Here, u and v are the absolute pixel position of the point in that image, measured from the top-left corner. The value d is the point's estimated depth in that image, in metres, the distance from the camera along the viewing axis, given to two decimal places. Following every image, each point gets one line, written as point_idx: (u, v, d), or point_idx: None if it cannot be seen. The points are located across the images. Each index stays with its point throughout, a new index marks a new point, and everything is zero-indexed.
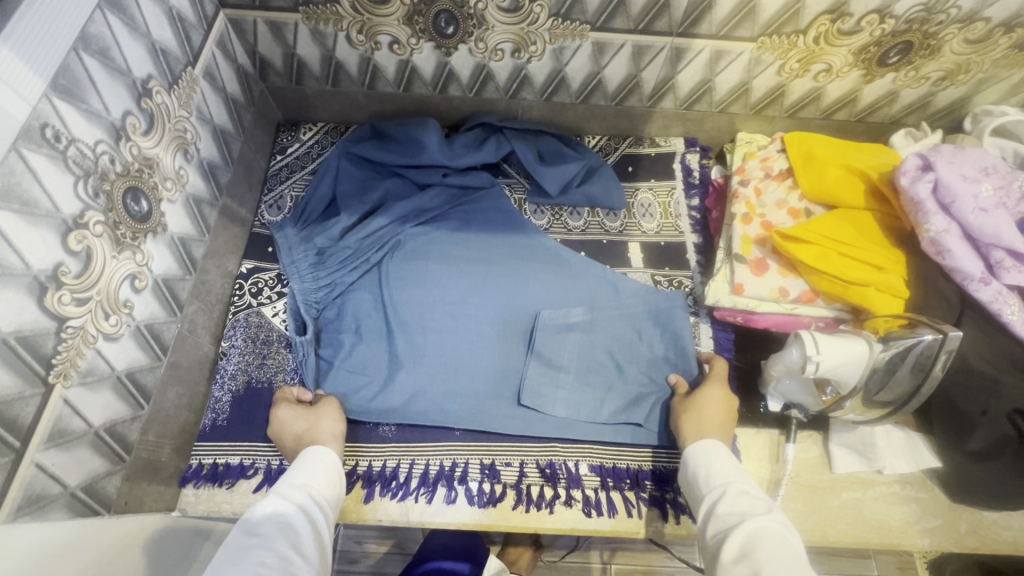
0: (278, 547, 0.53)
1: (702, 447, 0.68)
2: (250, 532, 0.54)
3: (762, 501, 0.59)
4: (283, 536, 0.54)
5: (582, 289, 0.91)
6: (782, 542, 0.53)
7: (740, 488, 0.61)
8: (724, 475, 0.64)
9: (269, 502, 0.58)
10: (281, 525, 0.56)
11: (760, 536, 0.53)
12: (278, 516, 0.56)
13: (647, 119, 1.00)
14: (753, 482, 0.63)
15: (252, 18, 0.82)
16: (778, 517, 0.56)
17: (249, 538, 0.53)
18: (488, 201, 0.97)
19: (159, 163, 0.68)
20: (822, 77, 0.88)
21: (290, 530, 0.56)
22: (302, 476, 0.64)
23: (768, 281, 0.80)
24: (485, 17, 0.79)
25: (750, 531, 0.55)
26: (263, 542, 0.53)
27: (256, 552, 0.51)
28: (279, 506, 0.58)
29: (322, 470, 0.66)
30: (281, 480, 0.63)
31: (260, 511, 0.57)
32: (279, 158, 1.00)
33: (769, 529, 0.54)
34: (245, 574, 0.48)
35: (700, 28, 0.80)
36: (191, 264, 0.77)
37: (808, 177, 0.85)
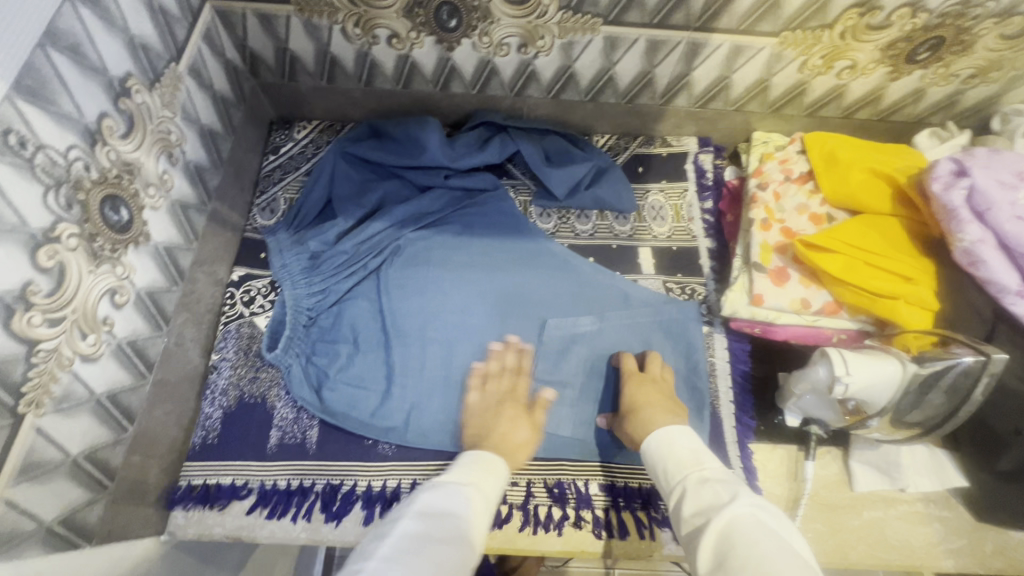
0: (452, 546, 0.51)
1: (652, 438, 0.64)
2: (426, 519, 0.53)
3: (726, 487, 0.55)
4: (461, 536, 0.53)
5: (591, 298, 0.87)
6: (755, 535, 0.48)
7: (700, 477, 0.57)
8: (681, 464, 0.60)
9: (448, 495, 0.57)
10: (457, 523, 0.54)
11: (732, 531, 0.49)
12: (446, 510, 0.55)
13: (659, 118, 0.95)
14: (716, 464, 0.59)
15: (241, 10, 0.77)
16: (747, 501, 0.51)
17: (422, 528, 0.52)
18: (492, 204, 0.93)
19: (140, 168, 0.63)
20: (845, 75, 0.83)
21: (457, 528, 0.53)
22: (469, 472, 0.62)
23: (789, 291, 0.75)
24: (490, 10, 0.74)
25: (720, 528, 0.50)
26: (436, 535, 0.51)
27: (428, 547, 0.50)
28: (452, 501, 0.56)
29: (485, 469, 0.63)
30: (461, 473, 0.61)
31: (443, 504, 0.56)
32: (272, 158, 0.95)
33: (740, 521, 0.50)
34: (422, 571, 0.47)
35: (719, 22, 0.75)
36: (179, 275, 0.73)
37: (830, 180, 0.80)
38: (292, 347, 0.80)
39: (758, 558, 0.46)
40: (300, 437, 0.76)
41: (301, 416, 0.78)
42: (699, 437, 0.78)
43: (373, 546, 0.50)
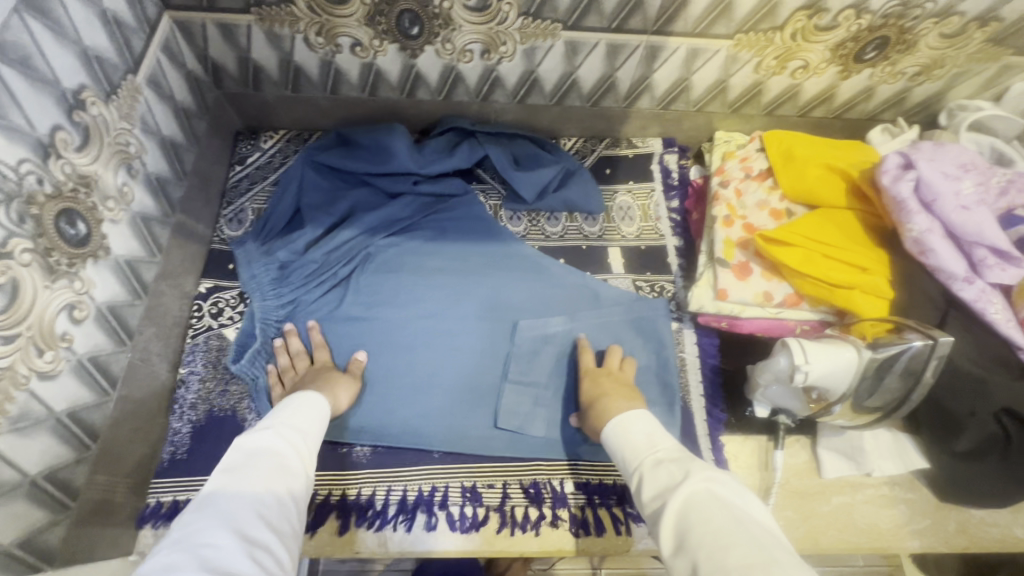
0: (265, 484, 0.52)
1: (610, 429, 0.67)
2: (239, 468, 0.53)
3: (680, 465, 0.57)
4: (281, 472, 0.54)
5: (563, 298, 0.88)
6: (711, 508, 0.50)
7: (655, 461, 0.59)
8: (637, 451, 0.62)
9: (257, 439, 0.57)
10: (274, 461, 0.55)
11: (689, 509, 0.51)
12: (265, 452, 0.56)
13: (624, 120, 0.97)
14: (669, 445, 0.61)
15: (201, 20, 0.76)
16: (700, 476, 0.53)
17: (236, 475, 0.52)
18: (463, 208, 0.93)
19: (98, 181, 0.62)
20: (799, 75, 0.86)
21: (279, 464, 0.55)
22: (284, 417, 0.62)
23: (752, 285, 0.77)
24: (451, 17, 0.75)
25: (677, 507, 0.52)
26: (253, 476, 0.52)
27: (251, 489, 0.51)
28: (266, 443, 0.57)
29: (302, 410, 0.65)
30: (268, 419, 0.61)
31: (247, 448, 0.56)
32: (238, 169, 0.94)
33: (696, 496, 0.52)
34: (239, 516, 0.48)
35: (675, 26, 0.77)
36: (144, 288, 0.72)
37: (788, 176, 0.83)
38: (262, 358, 0.79)
39: (713, 534, 0.47)
40: None
41: None
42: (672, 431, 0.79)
43: (189, 503, 0.49)
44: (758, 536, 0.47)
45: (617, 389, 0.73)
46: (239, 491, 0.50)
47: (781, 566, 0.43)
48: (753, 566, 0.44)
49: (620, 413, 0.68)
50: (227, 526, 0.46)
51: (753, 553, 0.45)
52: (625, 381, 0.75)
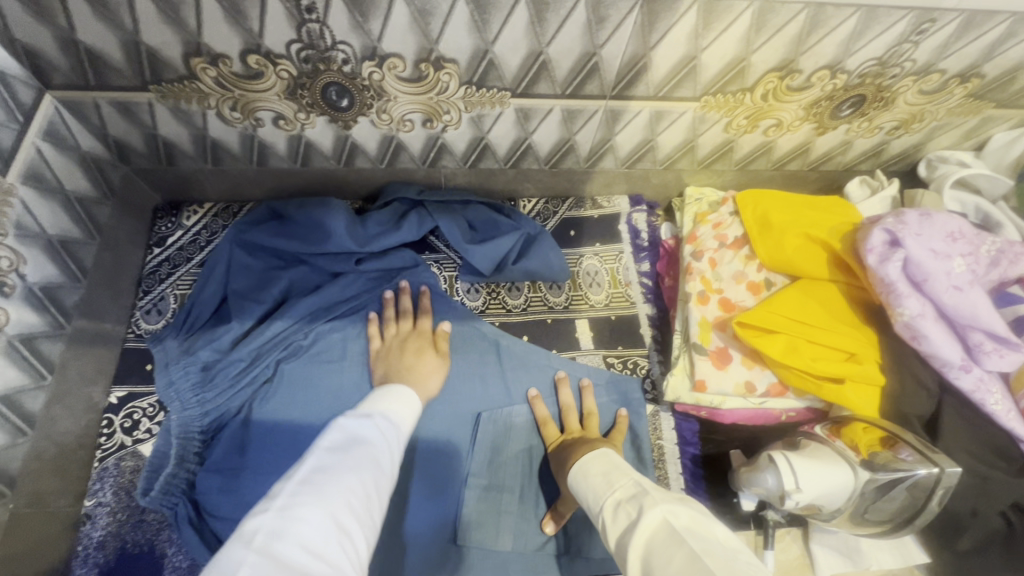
0: (362, 478, 0.50)
1: (573, 477, 0.65)
2: (340, 451, 0.51)
3: (635, 502, 0.53)
4: (375, 464, 0.52)
5: (526, 383, 0.80)
6: (667, 548, 0.45)
7: (616, 503, 0.56)
8: (598, 495, 0.59)
9: (358, 427, 0.56)
10: (370, 451, 0.54)
11: (649, 551, 0.47)
12: (362, 440, 0.54)
13: (588, 180, 0.89)
14: (628, 482, 0.58)
15: (92, 99, 0.66)
16: (654, 510, 0.50)
17: (341, 460, 0.50)
18: (413, 284, 0.84)
19: None
20: (771, 132, 0.79)
21: (372, 461, 0.52)
22: (380, 408, 0.62)
23: (732, 375, 0.70)
24: (384, 88, 0.66)
25: (638, 549, 0.48)
26: (351, 466, 0.50)
27: (343, 481, 0.48)
28: (362, 429, 0.56)
29: (390, 403, 0.64)
30: (367, 408, 0.61)
31: (352, 432, 0.55)
32: (157, 251, 0.83)
33: (654, 537, 0.48)
34: (336, 504, 0.45)
35: (636, 90, 0.69)
36: (31, 418, 0.63)
37: (765, 246, 0.76)
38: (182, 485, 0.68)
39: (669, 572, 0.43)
40: None
41: (197, 563, 0.67)
42: None
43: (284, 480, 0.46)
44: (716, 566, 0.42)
45: (581, 442, 0.70)
46: (330, 479, 0.47)
47: None
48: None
49: (586, 460, 0.65)
50: (332, 515, 0.44)
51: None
52: (590, 438, 0.72)
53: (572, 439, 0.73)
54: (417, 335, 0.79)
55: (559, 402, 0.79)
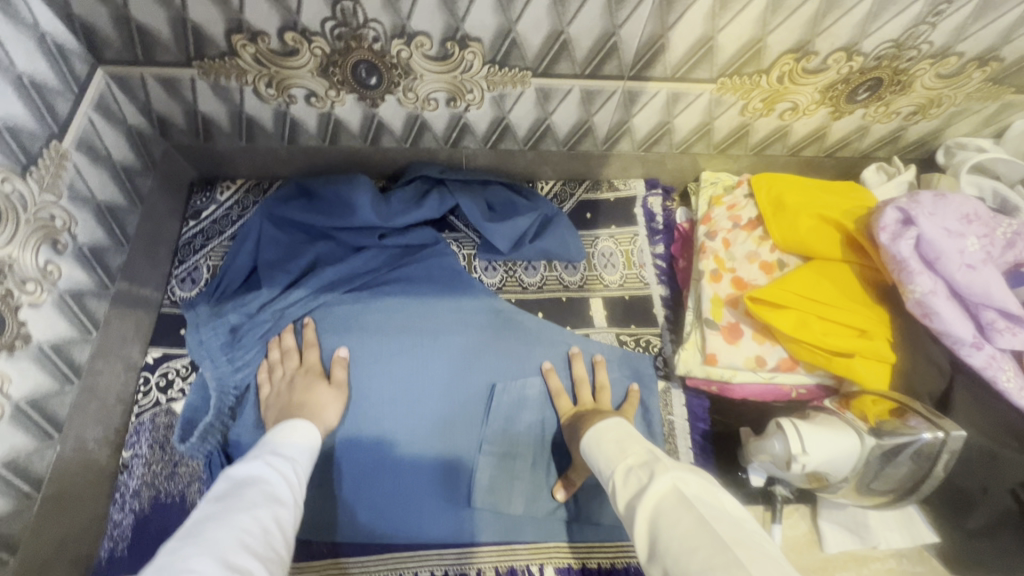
0: (255, 511, 0.50)
1: (586, 443, 0.66)
2: (227, 496, 0.51)
3: (647, 468, 0.55)
4: (270, 501, 0.52)
5: (540, 357, 0.83)
6: (677, 513, 0.47)
7: (626, 468, 0.57)
8: (611, 460, 0.60)
9: (247, 469, 0.55)
10: (264, 490, 0.53)
11: (658, 515, 0.49)
12: (255, 481, 0.54)
13: (605, 163, 0.91)
14: (641, 449, 0.59)
15: (140, 74, 0.70)
16: (667, 476, 0.51)
17: (225, 504, 0.50)
18: (433, 260, 0.88)
19: (13, 265, 0.56)
20: (787, 116, 0.81)
21: (265, 498, 0.52)
22: (281, 449, 0.61)
23: (742, 349, 0.71)
24: (411, 66, 0.69)
25: (649, 513, 0.50)
26: (238, 504, 0.50)
27: (230, 520, 0.47)
28: (256, 472, 0.56)
29: (292, 438, 0.64)
30: (254, 450, 0.61)
31: (240, 477, 0.55)
32: (193, 223, 0.88)
33: (663, 502, 0.50)
34: (224, 543, 0.45)
35: (653, 71, 0.71)
36: (79, 367, 0.66)
37: (779, 226, 0.77)
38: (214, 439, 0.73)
39: (679, 536, 0.45)
40: None
41: None
42: None
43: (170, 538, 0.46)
44: (725, 535, 0.44)
45: (592, 413, 0.73)
46: (208, 523, 0.47)
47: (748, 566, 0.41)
48: (716, 570, 0.41)
49: (600, 426, 0.67)
50: (218, 547, 0.44)
51: (716, 553, 0.42)
52: (602, 410, 0.74)
53: (585, 410, 0.75)
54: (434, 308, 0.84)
55: (573, 375, 0.81)
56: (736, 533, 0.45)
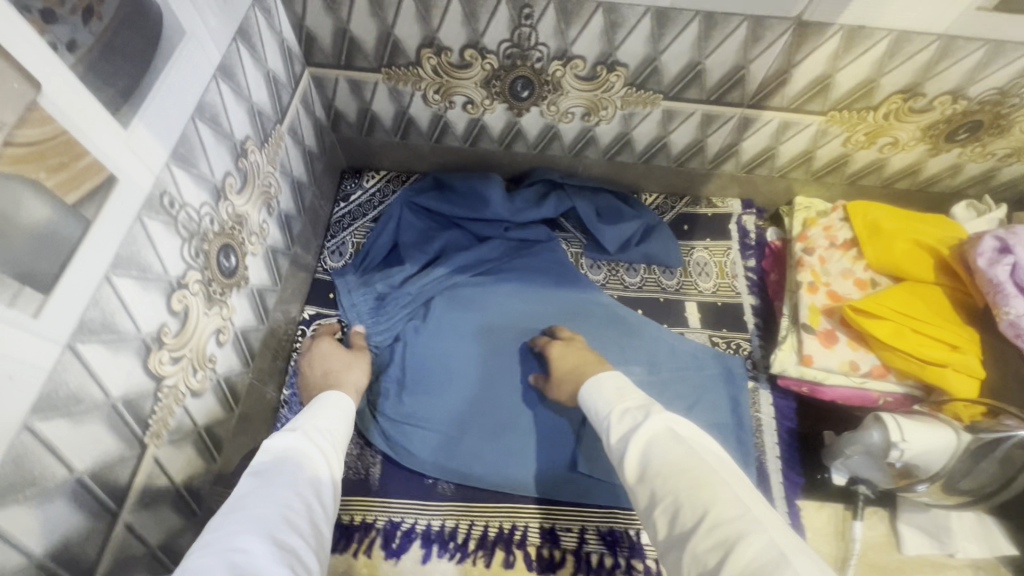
0: (295, 487, 0.54)
1: (585, 389, 0.71)
2: (268, 471, 0.55)
3: (642, 410, 0.62)
4: (309, 479, 0.57)
5: (640, 348, 0.92)
6: (669, 445, 0.56)
7: (623, 409, 0.64)
8: (607, 402, 0.67)
9: (285, 443, 0.60)
10: (300, 465, 0.58)
11: (653, 448, 0.57)
12: (291, 455, 0.58)
13: (706, 181, 1.01)
14: (636, 394, 0.66)
15: (335, 76, 0.84)
16: (662, 417, 0.59)
17: (263, 481, 0.54)
18: (546, 253, 0.98)
19: (248, 219, 0.70)
20: (887, 150, 0.88)
21: (303, 472, 0.57)
22: (306, 421, 0.66)
23: (838, 353, 0.78)
24: (562, 84, 0.81)
25: (645, 447, 0.57)
26: (277, 480, 0.54)
27: (270, 497, 0.52)
28: (294, 446, 0.60)
29: (323, 413, 0.69)
30: (294, 422, 0.65)
31: (280, 451, 0.59)
32: (342, 205, 1.02)
33: (657, 437, 0.58)
34: (269, 521, 0.49)
35: (772, 101, 0.81)
36: (268, 310, 0.80)
37: (874, 248, 0.85)
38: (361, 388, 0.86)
39: (670, 466, 0.54)
40: (363, 473, 0.82)
41: (365, 453, 0.84)
42: None
43: (216, 515, 0.50)
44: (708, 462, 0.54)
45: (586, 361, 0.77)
46: (251, 502, 0.51)
47: (730, 485, 0.51)
48: (700, 489, 0.51)
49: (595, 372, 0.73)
50: (264, 525, 0.48)
51: (703, 475, 0.52)
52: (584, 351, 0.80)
53: (570, 349, 0.81)
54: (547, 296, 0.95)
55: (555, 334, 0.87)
56: (711, 463, 0.54)
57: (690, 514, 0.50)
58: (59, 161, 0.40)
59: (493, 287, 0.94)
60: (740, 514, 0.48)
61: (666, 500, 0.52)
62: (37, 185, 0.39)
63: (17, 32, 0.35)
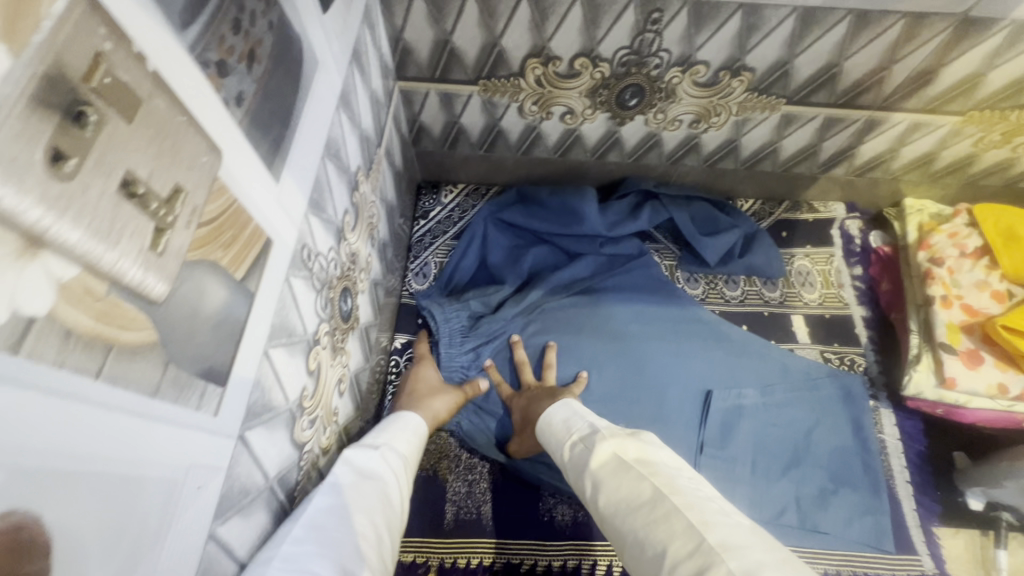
0: (371, 515, 0.51)
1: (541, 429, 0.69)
2: (350, 487, 0.52)
3: (587, 439, 0.60)
4: (386, 506, 0.54)
5: (750, 368, 0.84)
6: (616, 477, 0.54)
7: (571, 444, 0.62)
8: (557, 437, 0.65)
9: (365, 462, 0.57)
10: (379, 490, 0.55)
11: (601, 482, 0.55)
12: (370, 478, 0.55)
13: (809, 185, 0.95)
14: (580, 418, 0.64)
15: (425, 90, 0.78)
16: (608, 444, 0.57)
17: (345, 498, 0.50)
18: (640, 270, 0.92)
19: (359, 255, 0.65)
20: (1021, 149, 0.82)
21: (380, 498, 0.54)
22: (386, 434, 0.63)
23: (985, 375, 0.73)
24: (676, 91, 0.74)
25: (594, 479, 0.56)
26: (357, 503, 0.51)
27: (350, 520, 0.48)
28: (374, 466, 0.57)
29: (403, 428, 0.66)
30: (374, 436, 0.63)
31: (361, 470, 0.55)
32: (422, 223, 0.98)
33: (604, 468, 0.56)
34: (346, 549, 0.46)
35: (906, 103, 0.74)
36: (372, 344, 0.75)
37: (1012, 257, 0.78)
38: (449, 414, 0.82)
39: (621, 502, 0.52)
40: (476, 513, 0.78)
41: (474, 490, 0.80)
42: (882, 518, 0.77)
43: (292, 519, 0.46)
44: (649, 492, 0.50)
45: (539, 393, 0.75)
46: (333, 518, 0.48)
47: (681, 511, 0.46)
48: (657, 523, 0.47)
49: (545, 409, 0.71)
50: (343, 552, 0.45)
51: (656, 507, 0.48)
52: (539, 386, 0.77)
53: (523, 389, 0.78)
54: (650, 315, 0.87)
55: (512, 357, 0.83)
56: (663, 483, 0.50)
57: (653, 554, 0.46)
58: (231, 234, 0.35)
59: (587, 309, 0.86)
60: (693, 548, 0.44)
61: (628, 539, 0.49)
62: (217, 266, 0.33)
63: (199, 91, 0.29)
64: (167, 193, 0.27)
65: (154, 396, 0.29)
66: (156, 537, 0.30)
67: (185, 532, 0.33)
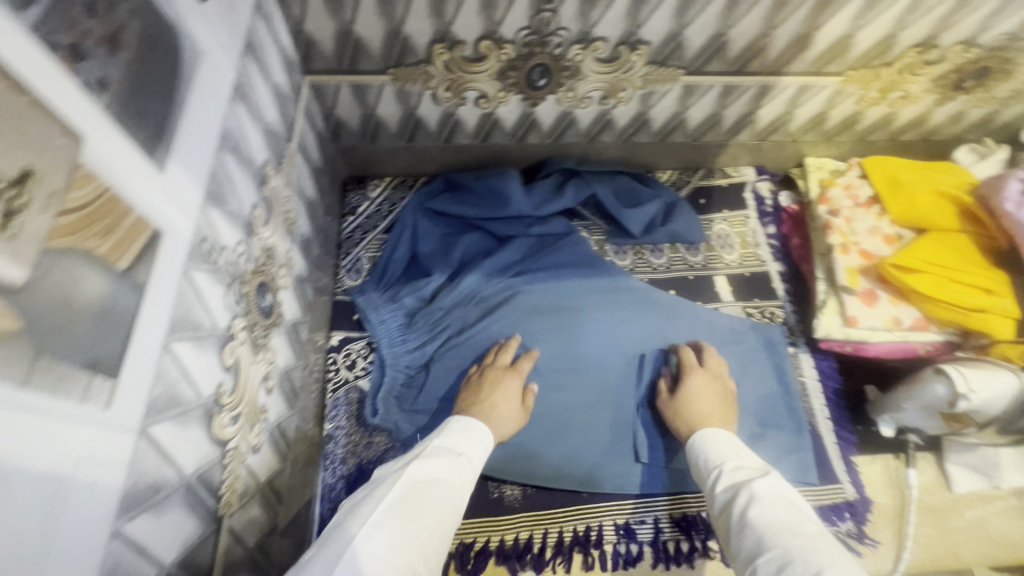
0: (437, 517, 0.52)
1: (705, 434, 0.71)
2: (423, 484, 0.54)
3: (759, 470, 0.61)
4: (455, 508, 0.55)
5: (679, 330, 0.89)
6: (771, 508, 0.54)
7: (734, 467, 0.63)
8: (721, 454, 0.66)
9: (445, 461, 0.59)
10: (449, 491, 0.56)
11: (759, 499, 0.56)
12: (448, 479, 0.57)
13: (720, 152, 1.00)
14: (753, 456, 0.65)
15: (336, 83, 0.78)
16: (780, 480, 0.58)
17: (417, 494, 0.53)
18: (568, 248, 0.93)
19: (276, 250, 0.64)
20: (897, 104, 0.89)
21: (449, 499, 0.55)
22: (461, 441, 0.63)
23: (880, 311, 0.81)
24: (581, 68, 0.77)
25: (752, 493, 0.57)
26: (428, 501, 0.53)
27: (419, 516, 0.50)
28: (453, 469, 0.59)
29: (471, 437, 0.65)
30: (456, 444, 0.62)
31: (439, 470, 0.57)
32: (351, 218, 0.97)
33: (766, 493, 0.56)
34: (410, 541, 0.47)
35: (791, 67, 0.80)
36: (304, 342, 0.75)
37: (896, 202, 0.85)
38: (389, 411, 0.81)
39: (777, 523, 0.52)
40: None
41: None
42: (806, 454, 0.82)
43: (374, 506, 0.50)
44: (815, 528, 0.52)
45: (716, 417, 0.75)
46: (404, 508, 0.50)
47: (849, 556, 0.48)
48: (813, 550, 0.48)
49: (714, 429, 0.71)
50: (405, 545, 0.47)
51: (819, 540, 0.50)
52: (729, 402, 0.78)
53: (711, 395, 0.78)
54: (581, 287, 0.89)
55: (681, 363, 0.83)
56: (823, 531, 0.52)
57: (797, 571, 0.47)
58: (107, 223, 0.34)
59: (514, 295, 0.88)
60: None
61: (774, 549, 0.50)
62: (91, 255, 0.32)
63: (45, 73, 0.29)
64: (16, 174, 0.27)
65: (24, 385, 0.28)
66: (45, 529, 0.29)
67: (82, 528, 0.32)
